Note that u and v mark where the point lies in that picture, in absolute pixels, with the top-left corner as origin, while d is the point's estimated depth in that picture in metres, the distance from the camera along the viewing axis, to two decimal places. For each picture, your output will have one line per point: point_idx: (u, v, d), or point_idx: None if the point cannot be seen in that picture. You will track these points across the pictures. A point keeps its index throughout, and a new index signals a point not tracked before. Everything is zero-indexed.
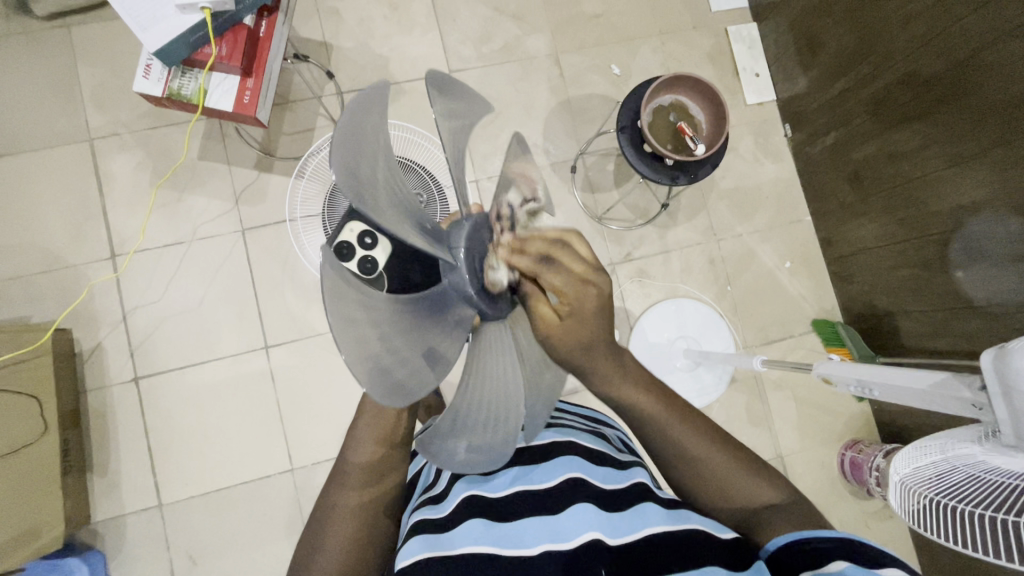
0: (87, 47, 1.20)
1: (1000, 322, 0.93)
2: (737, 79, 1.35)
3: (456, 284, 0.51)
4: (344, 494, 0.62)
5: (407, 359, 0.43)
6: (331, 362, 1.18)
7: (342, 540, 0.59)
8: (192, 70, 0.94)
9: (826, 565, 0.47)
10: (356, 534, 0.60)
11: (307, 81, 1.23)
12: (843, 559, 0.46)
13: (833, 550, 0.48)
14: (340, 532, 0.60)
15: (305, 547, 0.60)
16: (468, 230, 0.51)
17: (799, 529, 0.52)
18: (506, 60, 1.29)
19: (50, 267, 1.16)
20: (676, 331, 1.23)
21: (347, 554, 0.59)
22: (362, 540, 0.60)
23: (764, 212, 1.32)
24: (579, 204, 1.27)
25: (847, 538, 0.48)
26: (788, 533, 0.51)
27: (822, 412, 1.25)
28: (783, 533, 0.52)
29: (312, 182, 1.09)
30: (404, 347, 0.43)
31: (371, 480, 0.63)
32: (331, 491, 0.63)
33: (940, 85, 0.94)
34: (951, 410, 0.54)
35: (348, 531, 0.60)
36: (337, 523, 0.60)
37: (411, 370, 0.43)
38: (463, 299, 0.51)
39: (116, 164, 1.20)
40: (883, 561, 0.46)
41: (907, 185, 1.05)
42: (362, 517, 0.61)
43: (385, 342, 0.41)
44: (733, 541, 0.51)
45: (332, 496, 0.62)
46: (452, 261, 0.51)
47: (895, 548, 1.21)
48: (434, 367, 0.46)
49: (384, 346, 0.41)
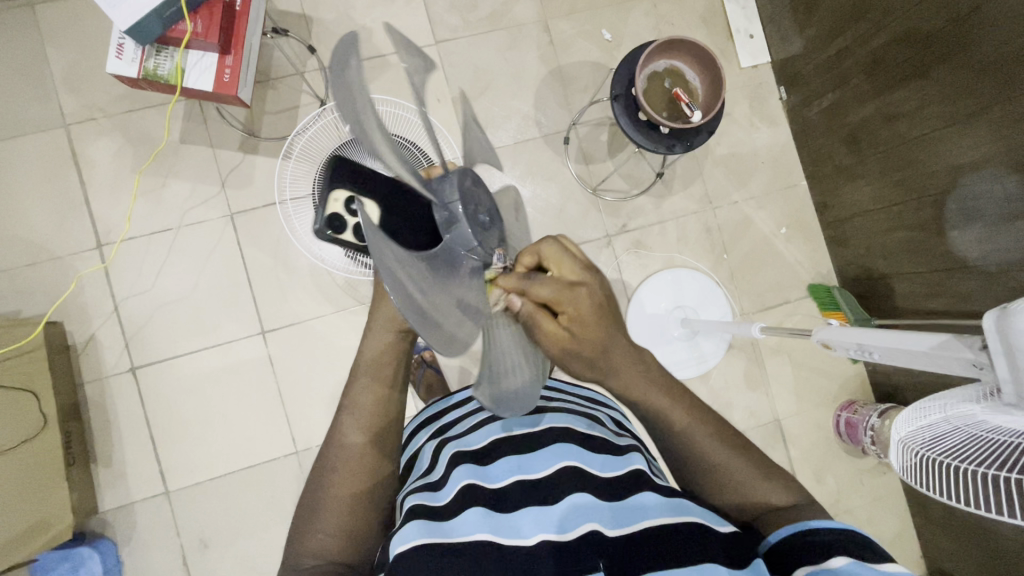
0: (54, 27, 1.15)
1: (996, 281, 0.93)
2: (730, 42, 1.31)
3: (461, 236, 0.49)
4: (336, 473, 0.61)
5: (451, 316, 0.44)
6: (329, 344, 1.17)
7: (332, 519, 0.58)
8: (167, 48, 0.90)
9: (828, 560, 0.47)
10: (352, 507, 0.59)
11: (288, 57, 1.18)
12: (844, 555, 0.47)
13: (836, 543, 0.49)
14: (332, 510, 0.59)
15: (306, 511, 0.60)
16: (459, 182, 0.49)
17: (796, 523, 0.53)
18: (494, 28, 1.25)
19: (36, 259, 1.13)
20: (674, 301, 1.23)
21: (349, 518, 0.59)
22: (364, 503, 0.60)
23: (759, 178, 1.30)
24: (574, 176, 1.25)
25: (845, 532, 0.50)
26: (793, 524, 0.53)
27: (818, 375, 1.27)
28: (783, 527, 0.53)
29: (300, 162, 1.06)
30: (438, 299, 0.44)
31: (365, 460, 0.61)
32: (323, 467, 0.62)
33: (939, 42, 0.92)
34: (951, 372, 0.55)
35: (341, 507, 0.59)
36: (328, 501, 0.59)
37: (455, 321, 0.44)
38: (469, 253, 0.49)
39: (95, 151, 1.16)
40: (885, 556, 0.47)
41: (905, 146, 1.03)
42: (365, 479, 0.61)
43: (418, 289, 0.42)
44: (731, 535, 0.51)
45: (332, 458, 0.62)
46: (450, 216, 0.49)
47: (886, 501, 1.25)
48: (468, 317, 0.46)
49: (415, 288, 0.41)
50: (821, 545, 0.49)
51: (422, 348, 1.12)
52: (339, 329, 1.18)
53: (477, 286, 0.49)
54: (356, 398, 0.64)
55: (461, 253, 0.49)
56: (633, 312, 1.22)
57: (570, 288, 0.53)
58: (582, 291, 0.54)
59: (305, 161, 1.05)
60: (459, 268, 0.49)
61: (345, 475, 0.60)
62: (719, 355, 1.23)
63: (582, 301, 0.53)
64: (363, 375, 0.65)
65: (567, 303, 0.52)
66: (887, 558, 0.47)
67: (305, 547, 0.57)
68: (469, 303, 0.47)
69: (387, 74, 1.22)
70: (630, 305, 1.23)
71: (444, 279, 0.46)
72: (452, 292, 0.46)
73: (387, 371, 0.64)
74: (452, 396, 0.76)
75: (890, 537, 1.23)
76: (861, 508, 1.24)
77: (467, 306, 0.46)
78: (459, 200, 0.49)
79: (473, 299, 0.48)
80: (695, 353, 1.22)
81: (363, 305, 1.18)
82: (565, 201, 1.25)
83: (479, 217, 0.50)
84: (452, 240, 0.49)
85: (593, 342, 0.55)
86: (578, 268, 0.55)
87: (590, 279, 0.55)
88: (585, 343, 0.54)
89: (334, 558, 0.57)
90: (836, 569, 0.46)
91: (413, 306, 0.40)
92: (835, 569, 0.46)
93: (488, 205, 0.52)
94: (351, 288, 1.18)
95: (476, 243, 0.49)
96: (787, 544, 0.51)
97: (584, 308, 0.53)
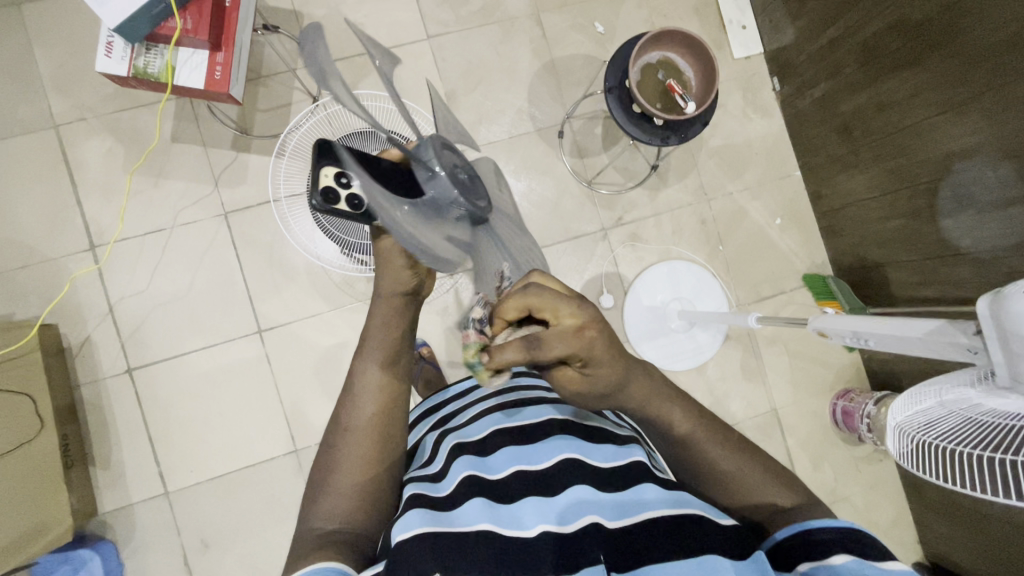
0: (41, 26, 1.13)
1: (989, 267, 0.94)
2: (723, 33, 1.31)
3: (444, 191, 0.49)
4: (348, 440, 0.61)
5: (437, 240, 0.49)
6: (328, 342, 1.17)
7: (345, 486, 0.58)
8: (157, 46, 0.90)
9: (830, 558, 0.48)
10: (362, 474, 0.59)
11: (279, 54, 1.17)
12: (846, 553, 0.48)
13: (838, 541, 0.49)
14: (343, 477, 0.59)
15: (316, 481, 0.60)
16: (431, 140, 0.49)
17: (801, 521, 0.52)
18: (486, 22, 1.24)
19: (28, 261, 1.13)
20: (670, 293, 1.23)
21: (359, 486, 0.59)
22: (374, 471, 0.60)
23: (753, 168, 1.31)
24: (568, 170, 1.25)
25: (848, 528, 0.50)
26: (799, 522, 0.52)
27: (814, 364, 1.28)
28: (786, 525, 0.53)
29: (294, 159, 1.05)
30: (429, 233, 0.48)
31: (375, 427, 0.62)
32: (334, 437, 0.62)
33: (930, 29, 0.92)
34: (947, 357, 0.55)
35: (352, 472, 0.59)
36: (341, 469, 0.59)
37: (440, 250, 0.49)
38: (452, 202, 0.49)
39: (85, 151, 1.15)
40: (887, 554, 0.47)
41: (897, 134, 1.04)
42: (375, 444, 0.61)
43: (412, 226, 0.46)
44: (733, 527, 0.51)
45: (342, 424, 0.62)
46: (430, 172, 0.49)
47: (883, 488, 1.26)
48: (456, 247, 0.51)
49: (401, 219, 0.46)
50: (823, 543, 0.49)
51: (421, 344, 1.12)
52: (337, 326, 1.18)
53: (463, 228, 0.51)
54: (366, 361, 0.64)
55: (445, 203, 0.49)
56: (630, 305, 1.23)
57: (575, 337, 0.51)
58: (592, 335, 0.51)
59: (298, 158, 1.04)
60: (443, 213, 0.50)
61: (355, 442, 0.61)
62: (716, 346, 1.23)
63: (595, 344, 0.52)
64: (372, 336, 0.65)
65: (579, 353, 0.51)
66: (888, 556, 0.47)
67: (317, 514, 0.57)
68: (456, 237, 0.51)
69: None
70: (627, 298, 1.23)
71: (427, 215, 0.49)
72: (442, 226, 0.49)
73: (396, 327, 0.65)
74: (451, 387, 0.77)
75: (886, 523, 1.25)
76: (858, 494, 1.25)
77: (454, 241, 0.50)
78: (440, 160, 0.49)
79: (461, 236, 0.51)
80: (692, 345, 1.23)
81: (360, 302, 1.18)
82: (560, 195, 1.25)
83: (458, 175, 0.50)
84: (434, 192, 0.49)
85: (611, 375, 0.55)
86: (574, 307, 0.51)
87: (589, 312, 0.52)
88: (601, 379, 0.55)
89: (346, 525, 0.56)
90: (838, 568, 0.46)
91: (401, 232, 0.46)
92: (833, 567, 0.47)
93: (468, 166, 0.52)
94: (347, 285, 1.18)
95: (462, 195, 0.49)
96: (788, 542, 0.51)
97: (596, 349, 0.52)
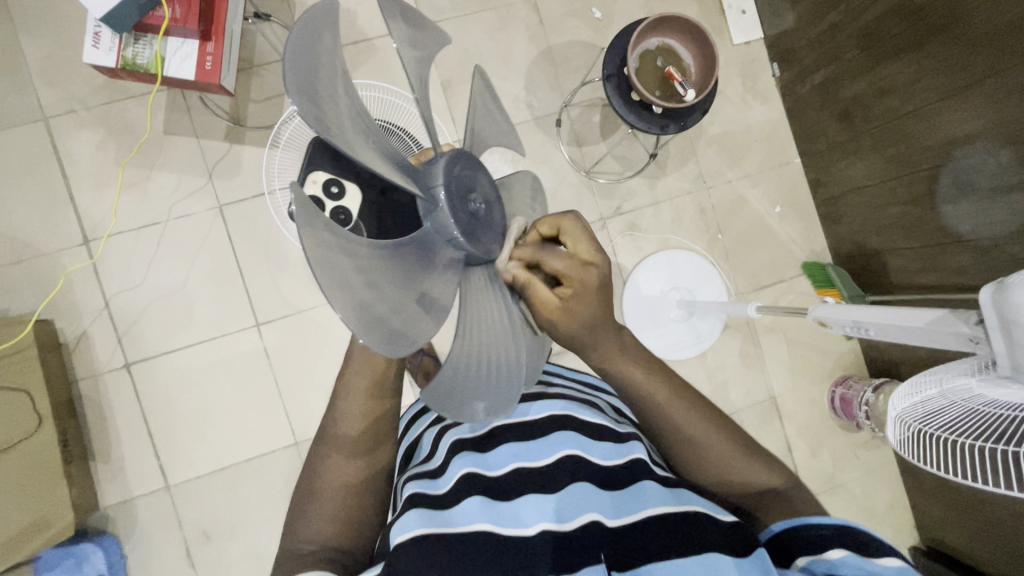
0: (29, 16, 1.11)
1: (990, 254, 0.93)
2: (722, 18, 1.29)
3: (441, 225, 0.51)
4: (334, 459, 0.61)
5: (401, 309, 0.44)
6: (327, 335, 1.17)
7: (331, 504, 0.58)
8: (145, 36, 0.88)
9: (826, 552, 0.48)
10: (347, 494, 0.59)
11: (271, 43, 1.16)
12: (841, 547, 0.48)
13: (836, 538, 0.49)
14: (327, 497, 0.59)
15: (301, 498, 0.60)
16: (445, 169, 0.51)
17: (796, 516, 0.53)
18: (482, 9, 1.22)
19: (21, 257, 1.11)
20: (669, 282, 1.23)
21: (342, 505, 0.59)
22: (359, 489, 0.60)
23: (753, 156, 1.30)
24: (567, 159, 1.24)
25: (843, 525, 0.50)
26: (793, 518, 0.53)
27: (813, 352, 1.28)
28: (780, 520, 0.54)
29: (287, 151, 1.02)
30: (399, 298, 0.44)
31: (359, 445, 0.62)
32: (319, 455, 0.62)
33: (932, 14, 0.91)
34: (949, 346, 0.54)
35: (336, 492, 0.59)
36: (328, 484, 0.60)
37: (405, 318, 0.44)
38: (446, 241, 0.52)
39: (76, 144, 1.13)
40: (883, 549, 0.48)
41: (898, 119, 1.02)
42: (359, 462, 0.61)
43: (373, 290, 0.41)
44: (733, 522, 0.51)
45: (328, 441, 0.62)
46: (432, 201, 0.51)
47: (881, 473, 1.27)
48: (429, 313, 0.47)
49: (372, 293, 0.40)
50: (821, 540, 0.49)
51: None
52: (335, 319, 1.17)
53: (450, 276, 0.52)
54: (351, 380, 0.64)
55: (439, 240, 0.51)
56: (629, 295, 1.22)
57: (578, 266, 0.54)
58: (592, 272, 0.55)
59: (292, 150, 1.02)
60: (429, 256, 0.50)
61: (340, 461, 0.61)
62: (717, 333, 1.23)
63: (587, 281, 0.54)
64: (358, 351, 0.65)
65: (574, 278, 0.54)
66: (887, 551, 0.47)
67: (300, 533, 0.57)
68: (432, 297, 0.48)
69: (374, 59, 1.19)
70: (626, 288, 1.22)
71: (407, 272, 0.46)
72: (417, 283, 0.47)
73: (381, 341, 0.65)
74: None
75: (882, 507, 1.26)
76: (856, 480, 1.26)
77: (429, 300, 0.48)
78: (443, 190, 0.50)
79: (438, 292, 0.49)
80: (691, 333, 1.22)
81: None
82: (559, 184, 1.23)
83: (462, 209, 0.52)
84: (434, 226, 0.51)
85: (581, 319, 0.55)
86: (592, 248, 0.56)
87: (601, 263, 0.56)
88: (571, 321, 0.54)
89: (328, 543, 0.56)
90: (835, 564, 0.47)
91: (368, 314, 0.39)
92: (831, 562, 0.47)
93: (483, 192, 0.55)
94: None
95: (457, 230, 0.51)
96: (787, 538, 0.52)
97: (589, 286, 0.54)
